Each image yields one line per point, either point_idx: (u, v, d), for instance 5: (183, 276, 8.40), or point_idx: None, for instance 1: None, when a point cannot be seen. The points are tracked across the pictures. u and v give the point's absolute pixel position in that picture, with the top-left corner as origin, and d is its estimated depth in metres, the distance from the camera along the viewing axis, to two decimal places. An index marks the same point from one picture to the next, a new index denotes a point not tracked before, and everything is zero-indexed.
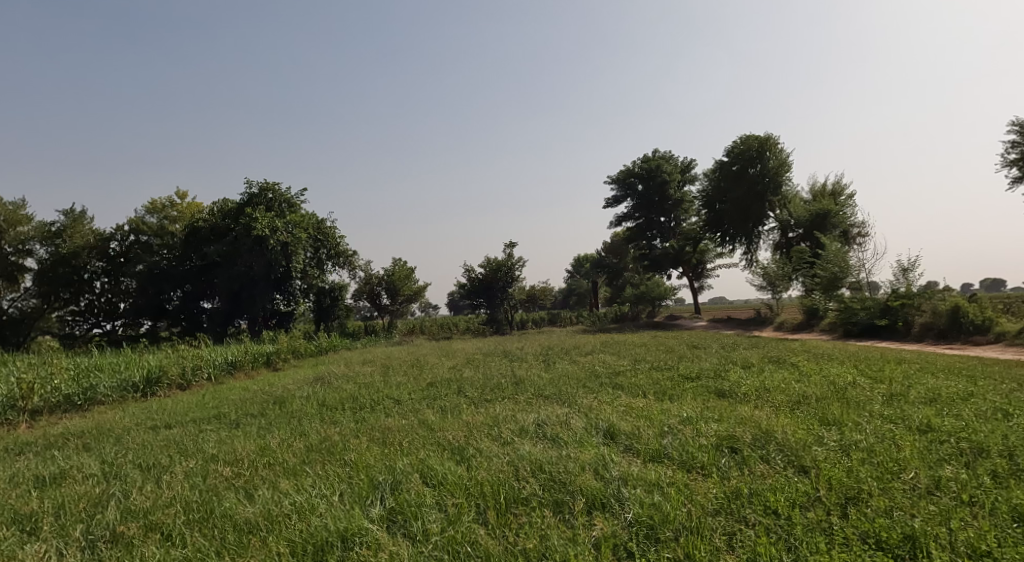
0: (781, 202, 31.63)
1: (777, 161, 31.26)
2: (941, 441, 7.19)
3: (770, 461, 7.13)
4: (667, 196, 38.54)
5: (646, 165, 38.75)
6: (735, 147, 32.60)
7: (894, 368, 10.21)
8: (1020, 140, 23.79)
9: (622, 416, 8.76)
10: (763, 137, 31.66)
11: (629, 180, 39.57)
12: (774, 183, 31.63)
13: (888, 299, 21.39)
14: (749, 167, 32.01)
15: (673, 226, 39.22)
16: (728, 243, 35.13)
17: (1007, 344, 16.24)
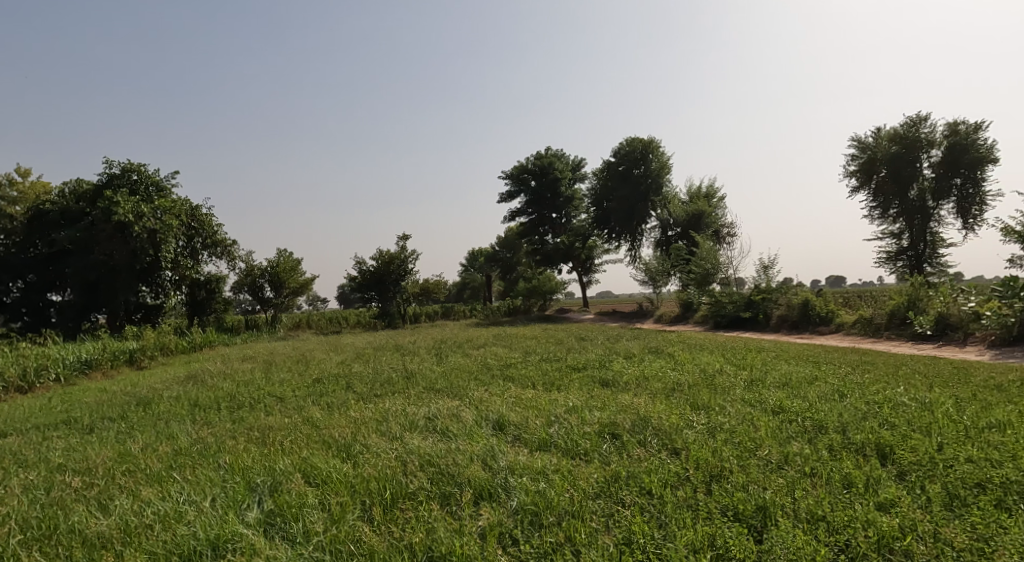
0: (661, 202, 33.74)
1: (659, 163, 33.39)
2: (790, 420, 8.07)
3: (647, 445, 7.64)
4: (558, 193, 39.73)
5: (539, 162, 39.63)
6: (621, 148, 34.34)
7: (754, 357, 11.28)
8: (858, 154, 27.16)
9: (511, 407, 8.97)
10: (647, 140, 33.64)
11: (522, 176, 40.25)
12: (656, 184, 33.70)
13: (752, 294, 23.61)
14: (634, 168, 34.03)
15: (564, 222, 40.54)
16: (614, 240, 36.96)
17: (846, 334, 18.56)
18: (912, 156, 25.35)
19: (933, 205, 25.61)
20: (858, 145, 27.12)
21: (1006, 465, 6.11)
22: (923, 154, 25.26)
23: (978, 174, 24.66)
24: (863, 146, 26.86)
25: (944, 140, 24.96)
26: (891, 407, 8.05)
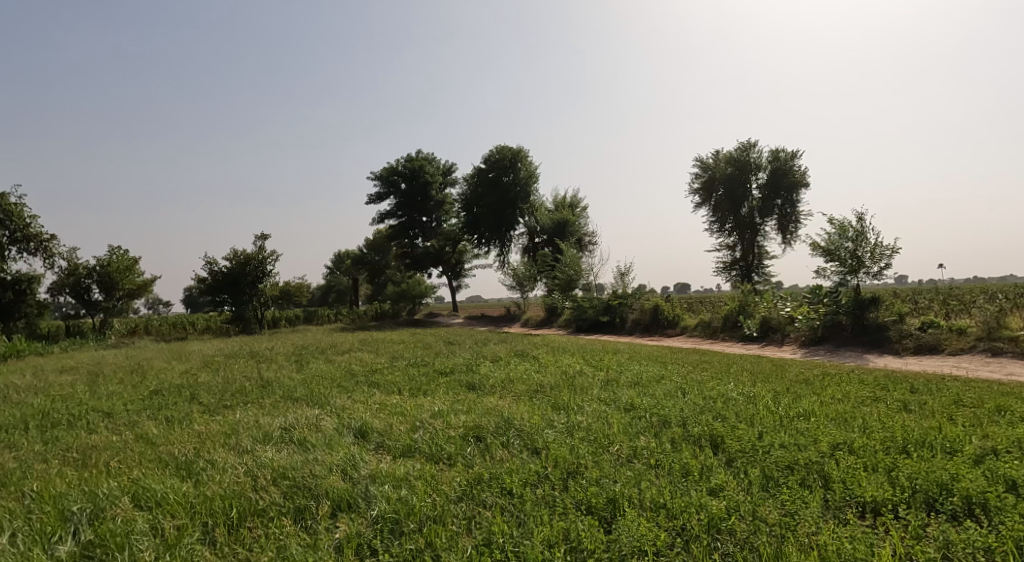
0: (529, 210, 35.12)
1: (527, 172, 34.88)
2: (640, 417, 8.73)
3: (509, 446, 7.85)
4: (428, 196, 39.54)
5: (409, 164, 39.07)
6: (491, 155, 35.19)
7: (610, 358, 12.04)
8: (700, 173, 30.13)
9: (375, 414, 8.76)
10: (516, 149, 34.94)
11: (392, 177, 39.30)
12: (524, 192, 35.06)
13: (609, 299, 25.25)
14: (503, 176, 34.93)
15: (433, 226, 40.41)
16: (483, 245, 37.56)
17: (689, 335, 20.62)
18: (743, 178, 28.66)
19: (759, 222, 29.13)
20: (700, 165, 30.07)
21: (809, 448, 7.10)
22: (752, 176, 28.66)
23: (793, 196, 28.48)
24: (704, 166, 29.84)
25: (768, 165, 28.51)
26: (723, 402, 9.01)
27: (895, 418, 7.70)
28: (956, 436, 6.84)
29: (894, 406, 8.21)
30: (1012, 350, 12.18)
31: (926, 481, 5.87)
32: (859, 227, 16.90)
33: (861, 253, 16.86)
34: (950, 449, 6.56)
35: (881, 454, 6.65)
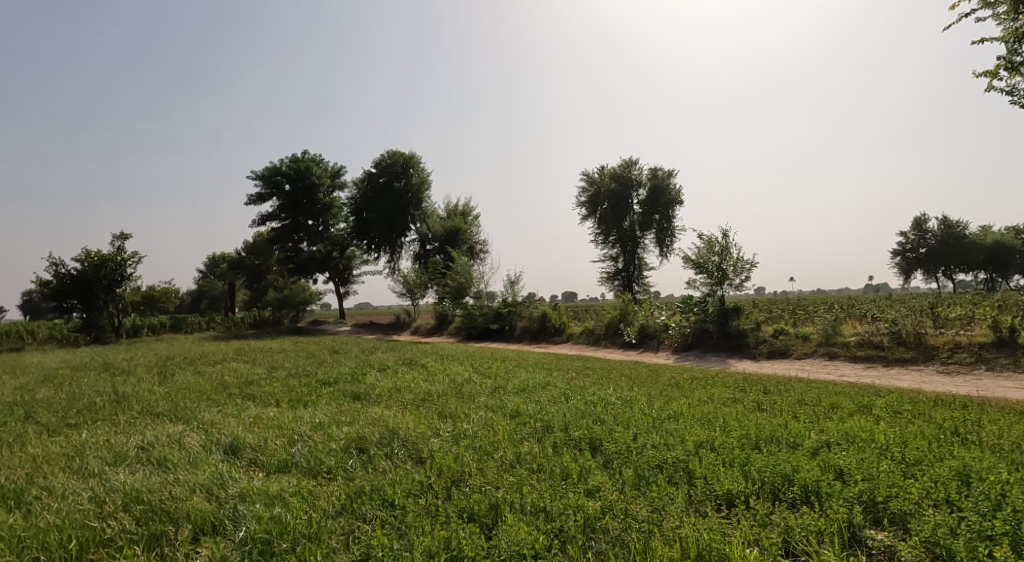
0: (421, 216, 34.97)
1: (419, 178, 34.77)
2: (524, 423, 8.93)
3: (393, 457, 7.70)
4: (315, 199, 37.82)
5: (294, 165, 37.19)
6: (382, 160, 34.62)
7: (499, 365, 12.20)
8: (587, 188, 31.61)
9: (248, 428, 8.23)
10: (408, 155, 34.69)
11: (275, 177, 37.14)
12: (416, 199, 34.91)
13: (499, 307, 25.67)
14: (394, 181, 34.66)
15: (320, 230, 38.65)
16: (373, 251, 36.69)
17: (574, 342, 21.57)
18: (625, 193, 30.44)
19: (639, 235, 30.94)
20: (587, 180, 31.54)
21: (677, 447, 7.62)
22: (634, 192, 30.51)
23: (669, 212, 30.57)
24: (590, 181, 31.34)
25: (648, 182, 30.46)
26: (603, 406, 9.44)
27: (750, 417, 8.50)
28: (798, 431, 7.68)
29: (750, 406, 9.05)
30: (845, 353, 13.89)
31: (772, 473, 6.51)
32: (724, 243, 18.53)
33: (725, 266, 18.47)
34: (793, 443, 7.33)
35: (736, 450, 7.29)
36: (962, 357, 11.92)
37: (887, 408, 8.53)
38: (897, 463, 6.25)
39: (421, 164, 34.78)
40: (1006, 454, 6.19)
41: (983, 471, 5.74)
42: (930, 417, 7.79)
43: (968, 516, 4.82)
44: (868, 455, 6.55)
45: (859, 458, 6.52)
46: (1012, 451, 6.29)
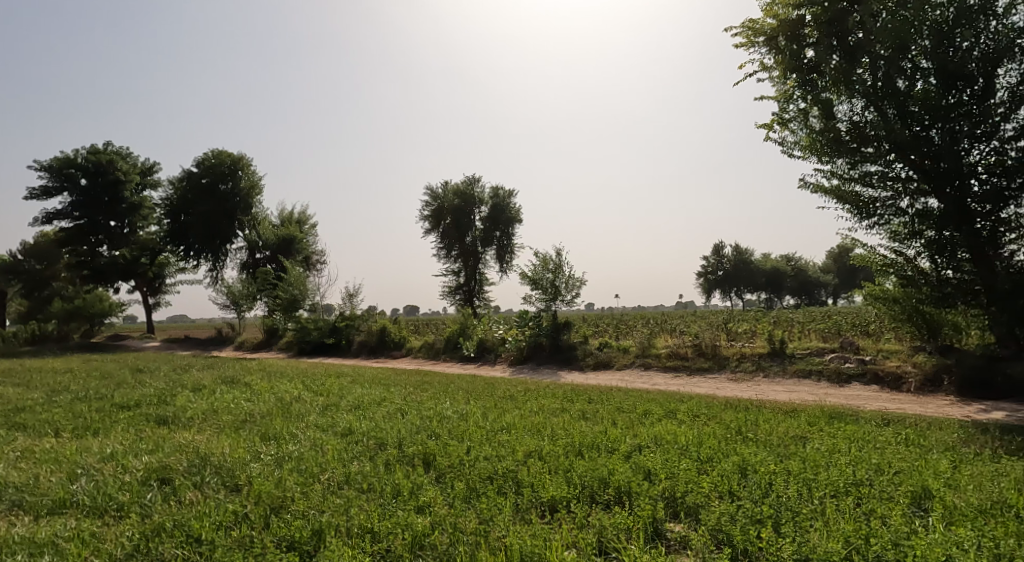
0: (250, 222, 32.52)
1: (249, 182, 32.49)
2: (356, 441, 8.61)
3: (202, 486, 6.94)
4: (119, 197, 33.28)
5: (93, 157, 32.49)
6: (205, 159, 31.71)
7: (333, 382, 11.65)
8: (431, 202, 31.83)
9: (13, 465, 6.90)
10: (237, 157, 32.35)
11: (66, 170, 31.97)
12: (244, 204, 32.41)
13: (336, 320, 24.64)
14: (219, 184, 31.75)
15: (124, 232, 33.96)
16: (192, 259, 33.22)
17: (413, 356, 21.54)
18: (468, 210, 31.21)
19: (481, 250, 31.69)
20: (431, 194, 31.76)
21: (508, 458, 7.84)
22: (476, 209, 31.41)
23: (509, 230, 31.82)
24: (434, 195, 31.60)
25: (490, 201, 31.52)
26: (438, 420, 9.46)
27: (575, 426, 9.07)
28: (615, 437, 8.34)
29: (576, 415, 9.67)
30: (658, 364, 15.44)
31: (591, 477, 6.94)
32: (557, 261, 19.73)
33: (558, 283, 19.67)
34: (611, 448, 7.93)
35: (561, 458, 7.69)
36: (747, 365, 13.88)
37: (689, 411, 9.65)
38: (693, 461, 7.02)
39: (251, 167, 32.61)
40: (775, 448, 7.29)
41: (756, 464, 6.69)
42: (721, 419, 8.95)
43: (744, 504, 5.55)
44: (671, 456, 7.28)
45: (664, 458, 7.24)
46: (780, 445, 7.45)
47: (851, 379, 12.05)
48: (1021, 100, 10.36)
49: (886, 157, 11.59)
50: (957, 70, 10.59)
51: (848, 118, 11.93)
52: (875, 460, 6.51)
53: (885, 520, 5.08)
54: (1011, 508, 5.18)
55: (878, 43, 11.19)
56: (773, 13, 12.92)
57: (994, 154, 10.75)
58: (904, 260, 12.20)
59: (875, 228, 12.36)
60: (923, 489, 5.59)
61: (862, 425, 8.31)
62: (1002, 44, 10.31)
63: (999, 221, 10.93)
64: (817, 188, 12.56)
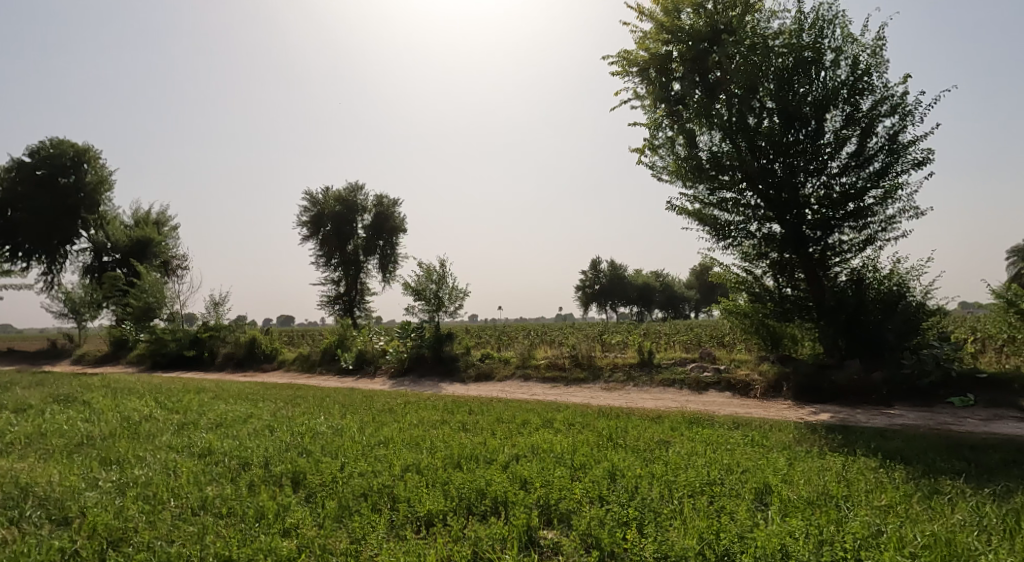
0: (97, 221, 29.06)
1: (96, 176, 29.09)
2: (216, 462, 7.92)
3: (22, 522, 6.00)
4: None
5: None
6: (41, 148, 27.94)
7: (191, 398, 10.67)
8: (310, 207, 30.49)
9: None
10: (82, 147, 28.83)
11: None
12: (90, 200, 28.94)
13: (198, 331, 22.68)
14: (60, 177, 28.08)
15: None
16: (21, 260, 29.01)
17: (286, 370, 20.39)
18: (351, 217, 30.28)
19: (363, 259, 30.82)
20: (311, 199, 30.43)
21: (384, 472, 7.57)
22: (358, 217, 30.56)
23: (393, 239, 31.25)
24: (315, 200, 30.32)
25: (374, 209, 30.91)
26: (311, 437, 8.97)
27: (454, 437, 9.03)
28: (494, 448, 8.38)
29: (456, 427, 9.65)
30: (537, 375, 15.84)
31: (469, 488, 6.85)
32: (441, 272, 19.74)
33: (442, 294, 19.64)
34: (490, 459, 7.94)
35: (439, 470, 7.54)
36: (619, 375, 14.66)
37: (565, 420, 10.00)
38: (567, 469, 7.21)
39: (99, 160, 29.23)
40: (641, 453, 7.74)
41: (624, 468, 7.03)
42: (593, 427, 9.35)
43: (612, 508, 5.80)
44: (547, 464, 7.43)
45: (540, 466, 7.37)
46: (645, 450, 7.92)
47: (708, 386, 13.15)
48: (843, 142, 11.99)
49: (739, 185, 12.90)
50: (795, 112, 12.07)
51: (708, 148, 13.11)
52: (726, 460, 7.13)
53: (732, 515, 5.54)
54: (834, 498, 5.89)
55: (733, 82, 12.47)
56: (644, 46, 13.92)
57: (823, 187, 12.32)
58: (753, 278, 13.55)
59: (730, 248, 13.65)
60: (765, 486, 6.20)
61: (716, 428, 9.09)
62: (829, 93, 11.90)
63: (826, 246, 12.53)
64: (682, 211, 13.65)
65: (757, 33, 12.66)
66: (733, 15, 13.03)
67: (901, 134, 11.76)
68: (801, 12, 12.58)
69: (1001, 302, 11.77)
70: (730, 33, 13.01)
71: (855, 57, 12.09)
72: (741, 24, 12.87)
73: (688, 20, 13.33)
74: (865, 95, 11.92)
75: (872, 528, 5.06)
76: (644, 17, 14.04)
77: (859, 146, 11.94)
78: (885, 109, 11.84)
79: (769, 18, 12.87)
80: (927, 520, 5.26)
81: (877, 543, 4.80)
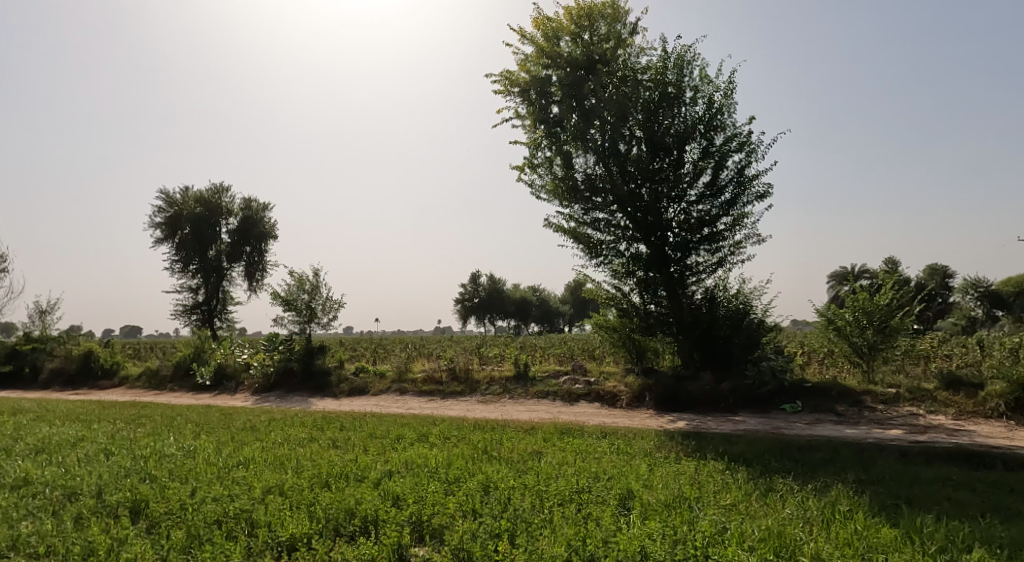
0: None
1: None
2: (34, 494, 6.84)
3: None
4: None
5: None
6: None
7: (5, 421, 9.15)
8: (165, 208, 27.73)
9: None
10: None
11: None
12: None
13: (17, 343, 19.64)
14: None
15: None
16: None
17: (129, 387, 18.30)
18: (213, 220, 27.97)
19: (226, 266, 28.55)
20: (166, 199, 27.70)
21: (242, 496, 6.96)
22: (221, 221, 28.30)
23: (262, 246, 29.29)
24: (171, 201, 27.65)
25: (240, 212, 28.77)
26: (157, 460, 8.07)
27: (323, 455, 8.58)
28: (366, 465, 8.06)
29: (325, 445, 9.21)
30: (413, 389, 15.57)
31: (337, 509, 6.44)
32: (314, 282, 18.87)
33: (314, 305, 18.76)
34: (361, 476, 7.60)
35: (305, 491, 7.05)
36: (496, 388, 14.84)
37: (440, 434, 9.92)
38: (441, 483, 7.08)
39: None
40: (515, 465, 7.87)
41: (498, 480, 7.07)
42: (469, 440, 9.36)
43: (485, 520, 5.80)
44: (421, 479, 7.25)
45: (414, 481, 7.18)
46: (519, 461, 8.07)
47: (579, 398, 13.73)
48: (700, 173, 13.27)
49: (611, 207, 13.76)
50: (659, 142, 13.16)
51: (583, 170, 13.87)
52: (594, 469, 7.47)
53: (598, 521, 5.80)
54: (687, 499, 6.38)
55: (607, 110, 13.29)
56: (525, 68, 14.43)
57: (683, 213, 13.51)
58: (621, 295, 14.41)
59: (602, 266, 14.45)
60: (628, 491, 6.58)
61: (585, 438, 9.50)
62: (689, 128, 13.13)
63: (685, 267, 13.72)
64: (558, 228, 14.24)
65: (627, 67, 13.67)
66: (606, 48, 13.96)
67: (747, 169, 13.24)
68: (665, 52, 13.79)
69: (823, 320, 13.57)
70: (604, 64, 13.91)
71: (710, 97, 13.46)
72: (614, 57, 13.84)
73: (566, 48, 14.06)
74: (718, 131, 13.28)
75: (718, 526, 5.55)
76: (526, 40, 14.57)
77: (713, 177, 13.26)
78: (734, 145, 13.28)
79: (638, 54, 13.96)
80: (763, 516, 5.88)
81: (723, 539, 5.27)
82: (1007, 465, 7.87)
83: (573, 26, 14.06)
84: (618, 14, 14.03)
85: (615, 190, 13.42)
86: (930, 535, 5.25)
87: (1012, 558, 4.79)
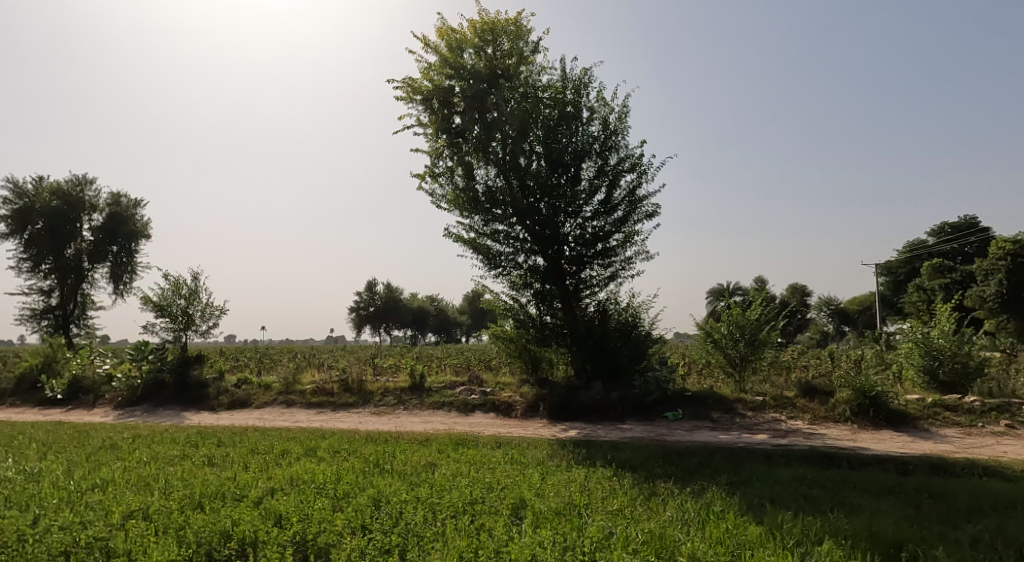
0: None
1: None
2: None
3: None
4: None
5: None
6: None
7: None
8: (12, 199, 24.43)
9: None
10: None
11: None
12: None
13: None
14: None
15: None
16: None
17: None
18: (73, 216, 25.04)
19: (87, 266, 25.64)
20: (14, 189, 24.42)
21: (97, 523, 6.20)
22: (83, 217, 25.41)
23: (132, 246, 26.61)
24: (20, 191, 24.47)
25: (106, 208, 25.97)
26: None
27: (197, 474, 7.89)
28: (245, 483, 7.52)
29: (199, 463, 8.50)
30: (301, 401, 14.81)
31: (210, 531, 5.89)
32: (192, 286, 17.44)
33: (191, 311, 17.33)
34: (239, 496, 7.06)
35: (173, 514, 6.41)
36: (390, 399, 14.48)
37: (329, 448, 9.51)
38: (329, 500, 6.75)
39: None
40: (408, 478, 7.70)
41: (390, 494, 6.86)
42: (360, 453, 9.03)
43: (375, 536, 5.61)
44: (307, 496, 6.86)
45: (298, 499, 6.77)
46: (412, 474, 7.91)
47: (474, 408, 13.74)
48: (595, 191, 13.88)
49: (510, 220, 14.01)
50: (558, 159, 13.62)
51: (484, 182, 14.04)
52: (487, 479, 7.49)
53: (491, 532, 5.82)
54: (577, 506, 6.58)
55: (508, 124, 13.54)
56: (428, 77, 14.38)
57: (578, 228, 14.03)
58: (519, 306, 14.67)
59: (500, 277, 14.64)
60: (520, 500, 6.67)
61: (480, 448, 9.52)
62: (586, 147, 13.70)
63: (580, 280, 14.24)
64: (458, 239, 14.27)
65: (529, 84, 14.05)
66: (509, 64, 14.28)
67: (638, 189, 14.03)
68: (565, 73, 14.32)
69: (702, 333, 14.62)
70: (506, 79, 14.20)
71: (605, 119, 14.14)
72: (516, 74, 14.17)
73: (470, 60, 14.20)
74: (612, 152, 13.97)
75: (605, 531, 5.78)
76: (429, 48, 14.54)
77: (607, 195, 13.91)
78: (626, 166, 14.03)
79: (539, 72, 14.40)
80: (646, 519, 6.20)
81: (609, 543, 5.48)
82: (851, 464, 8.88)
83: (477, 39, 14.25)
84: (522, 32, 14.40)
85: (514, 203, 13.68)
86: (788, 530, 5.79)
87: (855, 547, 5.40)
